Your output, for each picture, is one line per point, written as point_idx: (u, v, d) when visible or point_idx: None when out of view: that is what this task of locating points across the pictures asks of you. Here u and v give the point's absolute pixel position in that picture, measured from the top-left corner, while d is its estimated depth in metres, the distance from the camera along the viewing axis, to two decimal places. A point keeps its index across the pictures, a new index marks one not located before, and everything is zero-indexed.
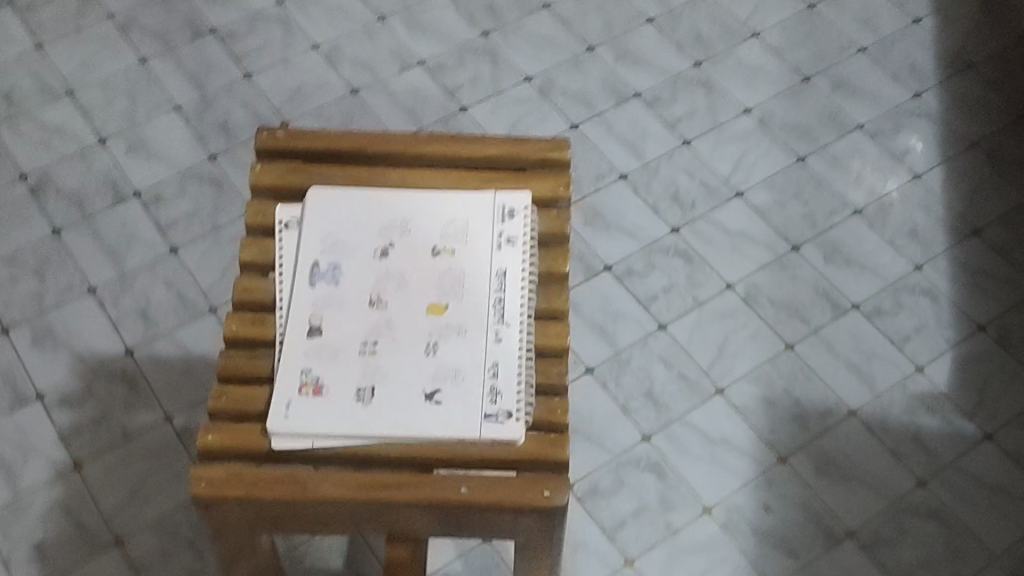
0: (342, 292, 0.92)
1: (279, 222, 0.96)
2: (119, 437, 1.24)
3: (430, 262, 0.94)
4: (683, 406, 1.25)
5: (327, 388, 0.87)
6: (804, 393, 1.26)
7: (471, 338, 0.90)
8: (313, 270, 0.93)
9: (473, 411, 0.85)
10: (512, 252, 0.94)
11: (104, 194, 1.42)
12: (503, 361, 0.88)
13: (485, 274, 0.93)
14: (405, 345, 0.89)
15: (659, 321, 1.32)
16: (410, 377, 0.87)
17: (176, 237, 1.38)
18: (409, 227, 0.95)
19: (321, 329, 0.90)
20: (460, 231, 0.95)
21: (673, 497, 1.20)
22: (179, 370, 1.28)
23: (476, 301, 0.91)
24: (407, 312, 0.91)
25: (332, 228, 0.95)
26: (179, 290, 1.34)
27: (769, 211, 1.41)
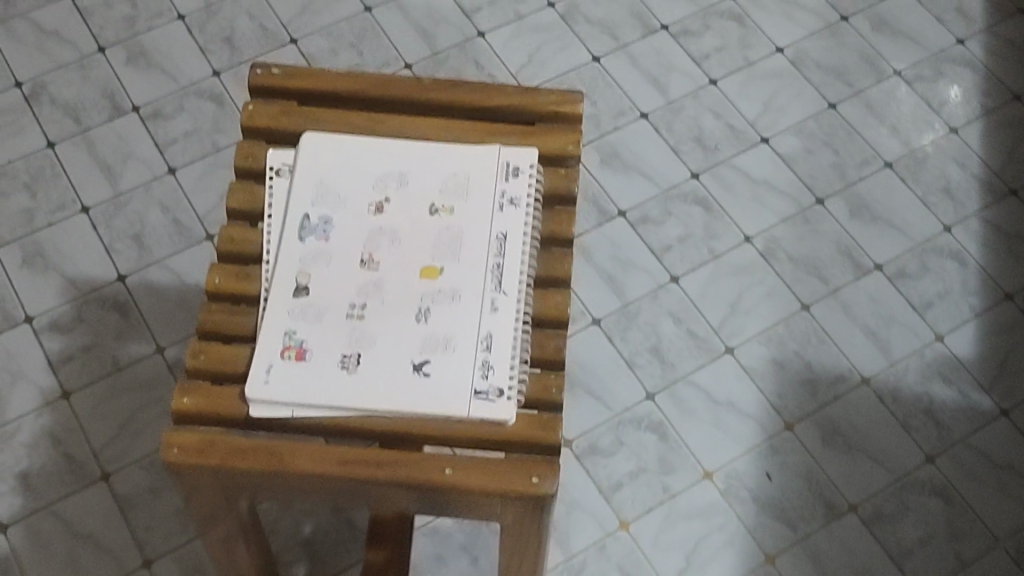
0: (334, 247, 0.87)
1: (270, 168, 0.91)
2: (108, 367, 1.20)
3: (427, 221, 0.88)
4: (690, 365, 1.21)
5: (311, 352, 0.82)
6: (817, 356, 1.22)
7: (468, 304, 0.84)
8: (303, 223, 0.88)
9: (465, 388, 0.80)
10: (515, 214, 0.88)
11: (101, 107, 1.36)
12: (498, 335, 0.83)
13: (484, 237, 0.87)
14: (397, 309, 0.84)
15: (671, 274, 1.27)
16: (399, 346, 0.82)
17: (175, 158, 1.33)
18: (407, 180, 0.90)
19: (308, 288, 0.85)
20: (460, 188, 0.89)
21: (674, 459, 1.16)
22: (174, 301, 1.24)
23: (474, 266, 0.86)
24: (401, 275, 0.86)
25: (325, 179, 0.90)
26: (176, 215, 1.30)
27: (795, 159, 1.35)
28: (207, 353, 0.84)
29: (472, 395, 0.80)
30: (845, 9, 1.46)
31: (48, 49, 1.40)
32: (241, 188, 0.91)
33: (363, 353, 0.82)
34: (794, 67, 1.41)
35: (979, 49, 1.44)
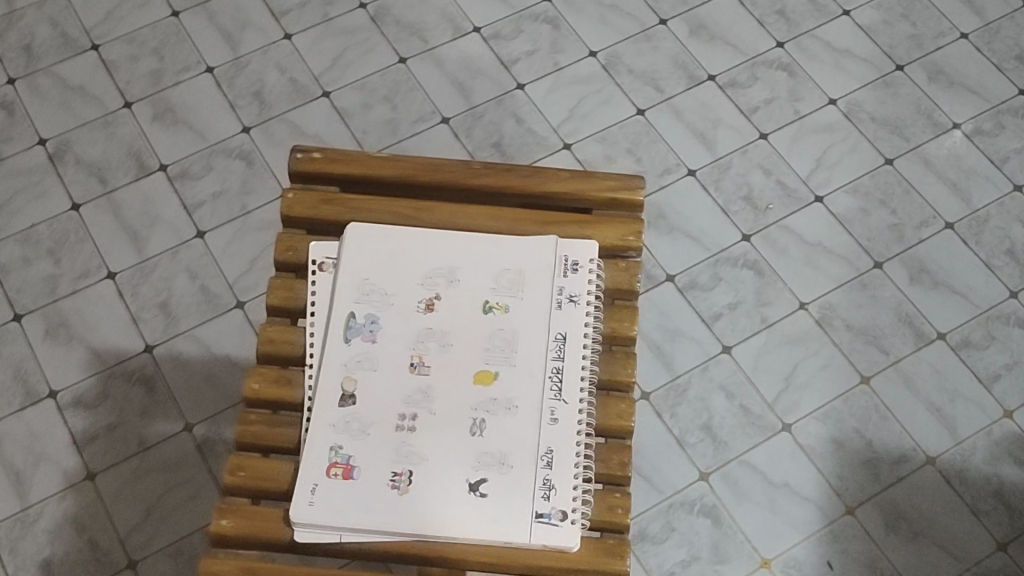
0: (381, 352, 0.81)
1: (311, 262, 0.85)
2: (134, 447, 1.15)
3: (481, 322, 0.83)
4: (744, 444, 1.15)
5: (359, 470, 0.76)
6: (878, 433, 1.16)
7: (526, 417, 0.79)
8: (348, 324, 0.82)
9: (525, 512, 0.75)
10: (574, 314, 0.83)
11: (126, 167, 1.31)
12: (559, 450, 0.78)
13: (541, 341, 0.82)
14: (450, 422, 0.78)
15: (722, 343, 1.21)
16: (453, 463, 0.77)
17: (203, 221, 1.28)
18: (457, 278, 0.84)
19: (355, 396, 0.79)
20: (515, 286, 0.84)
21: (728, 546, 1.10)
22: (202, 374, 1.19)
23: (531, 372, 0.80)
24: (454, 383, 0.80)
25: (371, 277, 0.84)
26: (204, 282, 1.24)
27: (850, 219, 1.29)
28: (248, 467, 0.79)
29: (534, 521, 0.75)
30: (900, 57, 1.40)
31: (72, 105, 1.35)
32: (281, 282, 0.86)
33: (415, 471, 0.76)
34: (847, 120, 1.35)
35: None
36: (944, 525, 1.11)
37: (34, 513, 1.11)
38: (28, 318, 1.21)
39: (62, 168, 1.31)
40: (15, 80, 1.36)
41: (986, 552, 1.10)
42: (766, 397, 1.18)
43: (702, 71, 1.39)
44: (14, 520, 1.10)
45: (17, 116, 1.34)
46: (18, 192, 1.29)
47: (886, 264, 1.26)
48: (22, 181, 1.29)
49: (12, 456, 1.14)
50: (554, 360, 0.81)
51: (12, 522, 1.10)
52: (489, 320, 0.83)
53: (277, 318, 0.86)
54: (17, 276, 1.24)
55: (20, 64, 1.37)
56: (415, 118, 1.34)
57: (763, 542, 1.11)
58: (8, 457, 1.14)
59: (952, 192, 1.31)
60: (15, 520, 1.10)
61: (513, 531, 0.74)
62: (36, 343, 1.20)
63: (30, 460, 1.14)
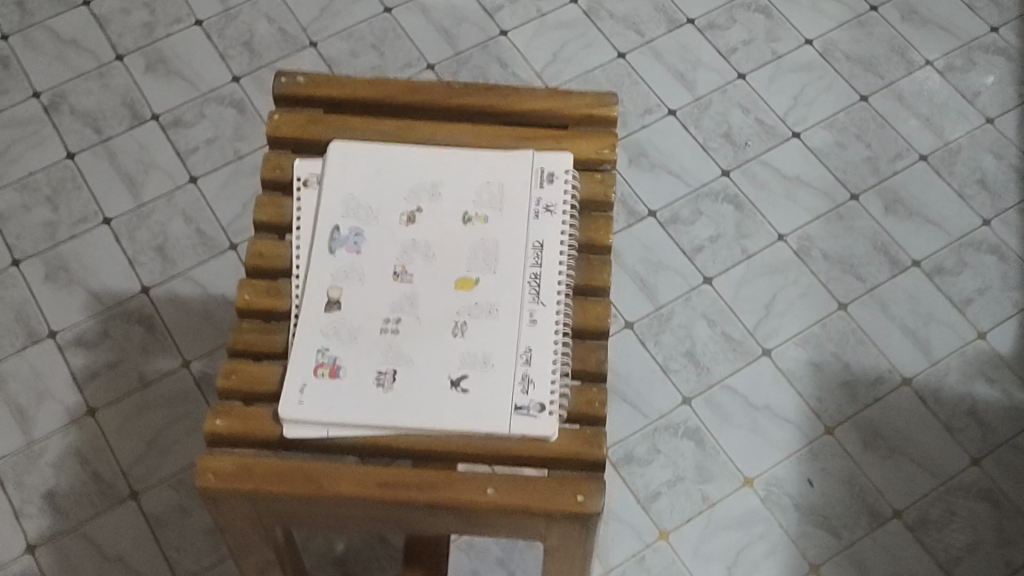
0: (366, 261, 0.85)
1: (297, 179, 0.89)
2: (134, 383, 1.18)
3: (462, 232, 0.86)
4: (725, 368, 1.19)
5: (345, 369, 0.80)
6: (856, 357, 1.20)
7: (505, 319, 0.82)
8: (333, 236, 0.86)
9: (505, 405, 0.78)
10: (551, 222, 0.86)
11: (121, 116, 1.34)
12: (537, 349, 0.81)
13: (520, 248, 0.85)
14: (434, 324, 0.82)
15: (703, 275, 1.24)
16: (436, 362, 0.80)
17: (197, 166, 1.31)
18: (439, 191, 0.88)
19: (341, 302, 0.83)
20: (494, 198, 0.87)
21: (712, 466, 1.14)
22: (198, 313, 1.22)
23: (509, 278, 0.84)
24: (436, 289, 0.84)
25: (356, 191, 0.88)
26: (199, 225, 1.27)
27: (827, 154, 1.32)
28: (240, 371, 0.82)
29: (513, 412, 0.78)
30: None
31: (66, 59, 1.38)
32: (271, 201, 0.89)
33: (399, 370, 0.80)
34: (823, 60, 1.38)
35: (1012, 37, 1.41)
36: (920, 443, 1.15)
37: (38, 447, 1.14)
38: (27, 262, 1.25)
39: (58, 118, 1.34)
40: (10, 35, 1.39)
41: (960, 467, 1.13)
42: (746, 325, 1.21)
43: (681, 15, 1.42)
44: (19, 455, 1.14)
45: (12, 69, 1.37)
46: (15, 143, 1.32)
47: (863, 196, 1.29)
48: (20, 132, 1.32)
49: (15, 392, 1.17)
50: (533, 265, 0.84)
51: (18, 456, 1.14)
52: (469, 230, 0.86)
53: (267, 234, 0.89)
54: (16, 222, 1.27)
55: (14, 20, 1.41)
56: (402, 64, 1.38)
57: (746, 459, 1.14)
58: (11, 394, 1.17)
59: (927, 127, 1.34)
60: (21, 454, 1.14)
61: (493, 421, 0.77)
62: (36, 285, 1.23)
63: (32, 396, 1.17)
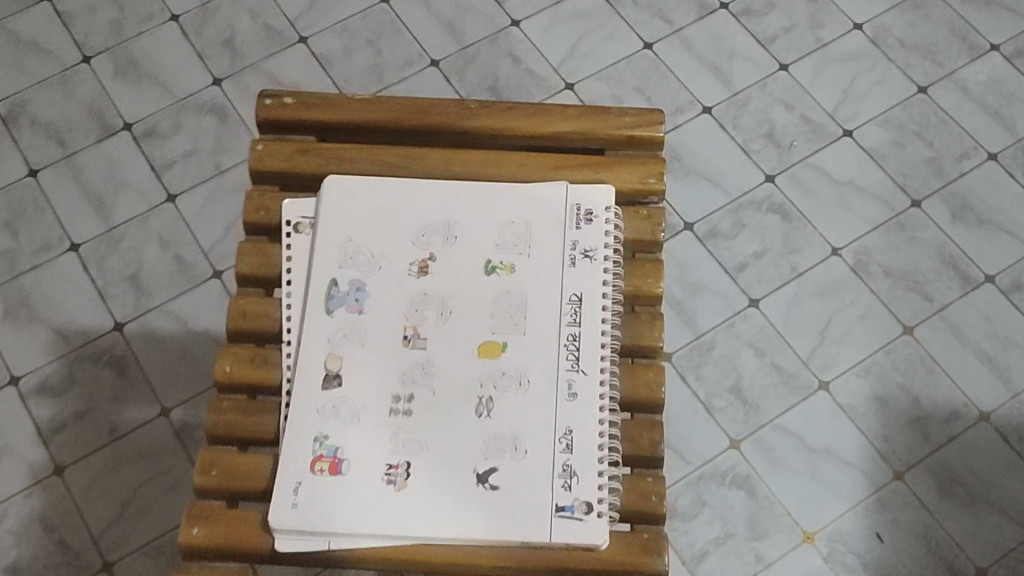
0: (369, 324, 0.70)
1: (285, 223, 0.74)
2: (106, 436, 1.04)
3: (484, 284, 0.72)
4: (777, 406, 1.05)
5: (348, 463, 0.66)
6: (926, 388, 1.06)
7: (540, 394, 0.68)
8: (330, 293, 0.71)
9: (543, 506, 0.64)
10: (591, 271, 0.72)
11: (89, 128, 1.19)
12: (580, 430, 0.67)
13: (554, 303, 0.71)
14: (454, 402, 0.68)
15: (749, 297, 1.09)
16: (458, 451, 0.66)
17: (174, 183, 1.16)
18: (455, 234, 0.73)
19: (340, 376, 0.69)
20: (521, 242, 0.73)
21: (766, 521, 1.00)
22: (178, 352, 1.08)
23: (542, 342, 0.70)
24: (456, 357, 0.69)
25: (355, 236, 0.73)
26: (178, 250, 1.13)
27: (883, 154, 1.17)
28: (219, 462, 0.68)
29: (553, 513, 0.64)
30: None
31: (25, 63, 1.23)
32: (253, 246, 0.74)
33: (413, 463, 0.66)
34: (874, 47, 1.23)
35: None
36: (1004, 489, 1.01)
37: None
38: None
39: (17, 131, 1.19)
40: None
41: None
42: (799, 354, 1.07)
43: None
44: None
45: None
46: None
47: (926, 203, 1.14)
48: None
49: None
50: (571, 325, 0.70)
51: None
52: (493, 282, 0.72)
53: (250, 288, 0.74)
54: None
55: None
56: (403, 62, 1.23)
57: (806, 511, 1.00)
58: None
59: (994, 122, 1.19)
60: None
61: (528, 528, 0.64)
62: None
63: None
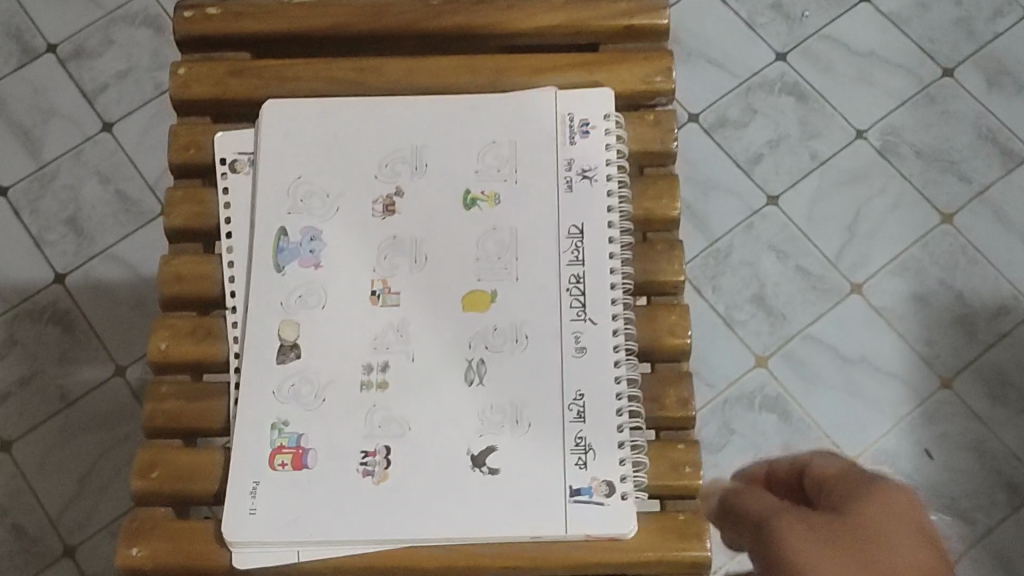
0: (329, 280, 0.58)
1: (219, 162, 0.61)
2: (55, 402, 0.93)
3: (465, 221, 0.59)
4: (806, 314, 0.93)
5: (314, 454, 0.55)
6: (970, 282, 0.94)
7: (542, 352, 0.56)
8: (279, 246, 0.59)
9: (554, 490, 0.54)
10: (592, 195, 0.59)
11: (7, 52, 1.04)
12: (592, 393, 0.55)
13: (550, 239, 0.58)
14: (439, 369, 0.56)
15: (767, 193, 0.97)
16: (447, 430, 0.55)
17: (109, 109, 1.02)
18: (425, 162, 0.61)
19: (299, 347, 0.57)
20: (505, 165, 0.60)
21: (802, 445, 0.89)
22: (129, 302, 0.96)
23: (540, 287, 0.58)
24: (437, 313, 0.58)
25: (305, 173, 0.61)
26: (120, 186, 0.99)
27: (907, 17, 1.03)
28: (162, 462, 0.57)
29: (567, 498, 0.53)
30: None
31: None
32: (186, 193, 0.62)
33: (394, 448, 0.55)
34: None
35: None
36: None
37: None
38: None
39: None
40: None
41: None
42: (826, 253, 0.95)
43: None
44: None
45: None
46: None
47: (957, 71, 1.01)
48: None
49: None
50: (573, 263, 0.58)
51: None
52: (474, 217, 0.59)
53: (186, 244, 0.62)
54: None
55: None
56: None
57: (845, 431, 0.90)
58: None
59: None
60: None
61: (536, 519, 0.53)
62: None
63: None
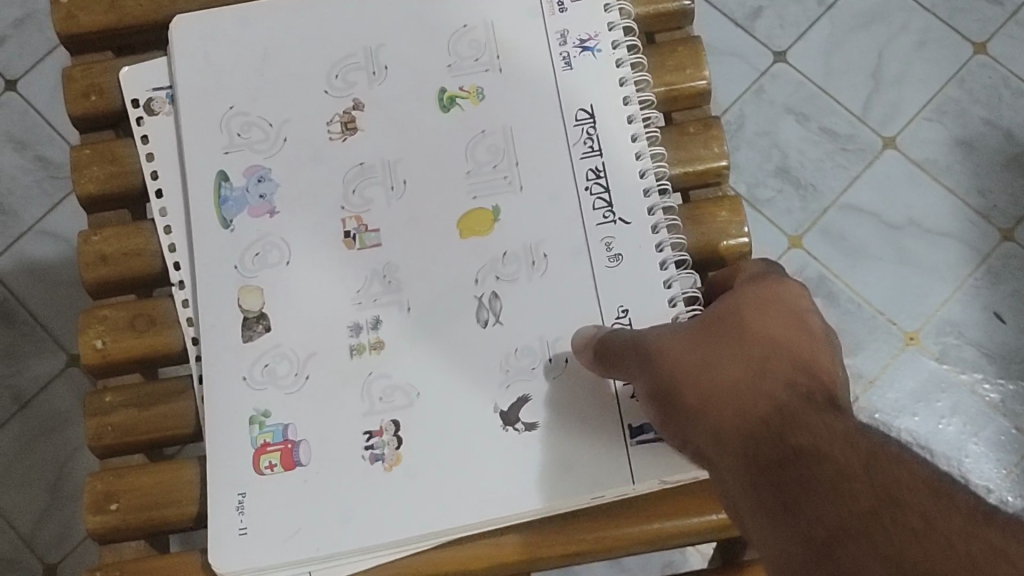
0: (289, 227, 0.46)
1: (132, 104, 0.48)
2: (10, 405, 0.82)
3: (443, 128, 0.46)
4: (838, 180, 0.82)
5: (306, 444, 0.43)
6: (1017, 118, 0.83)
7: (568, 274, 0.44)
8: (221, 195, 0.46)
9: (610, 436, 0.42)
10: (599, 69, 0.46)
11: None
12: (640, 311, 0.43)
13: (552, 133, 0.45)
14: (443, 315, 0.44)
15: (773, 49, 0.85)
16: (465, 386, 0.43)
17: (8, 64, 0.88)
18: (383, 64, 0.47)
19: (267, 317, 0.45)
20: (483, 52, 0.47)
21: (855, 329, 0.79)
22: (73, 282, 0.83)
23: (551, 197, 0.45)
24: (427, 246, 0.45)
25: (238, 102, 0.47)
26: (40, 151, 0.87)
27: None
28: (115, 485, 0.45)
29: (629, 441, 0.42)
30: None
31: None
32: (97, 149, 0.49)
33: (405, 420, 0.43)
34: None
35: None
36: None
37: None
38: None
39: None
40: None
41: None
42: (850, 108, 0.83)
43: None
44: None
45: None
46: None
47: None
48: None
49: None
50: (592, 160, 0.45)
51: None
52: (456, 124, 0.46)
53: (108, 212, 0.50)
54: None
55: None
56: None
57: (902, 307, 0.79)
58: None
59: None
60: None
61: (596, 480, 0.42)
62: None
63: None
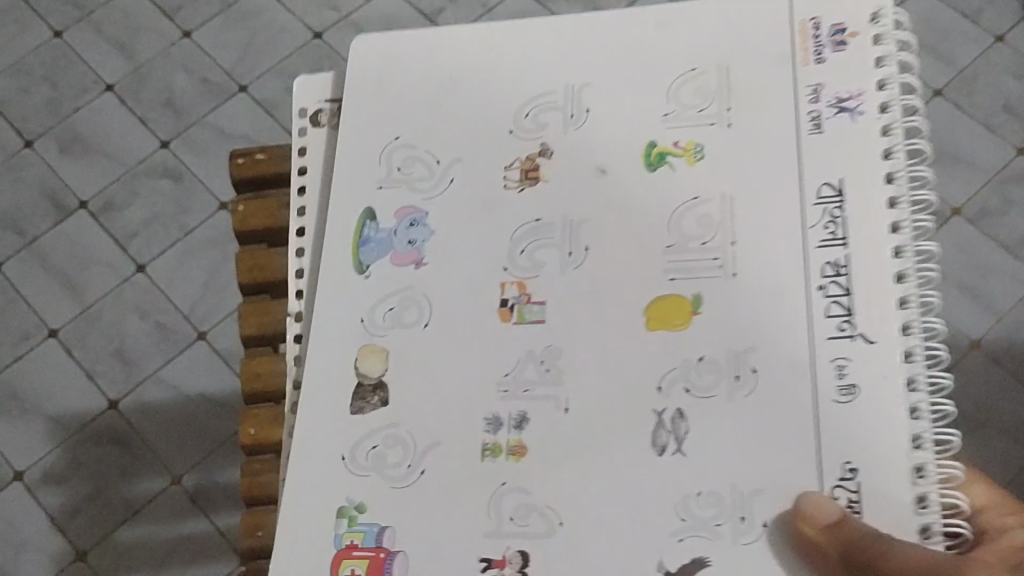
0: (438, 287, 0.52)
1: (301, 112, 0.60)
2: (123, 512, 1.04)
3: (643, 183, 0.51)
4: None
5: (397, 557, 0.47)
6: None
7: (789, 391, 0.45)
8: (362, 236, 0.55)
9: None
10: (857, 128, 0.48)
11: (46, 213, 1.17)
12: (861, 466, 0.43)
13: (801, 209, 0.47)
14: (612, 431, 0.47)
15: None
16: (623, 538, 0.45)
17: (142, 252, 1.15)
18: (586, 107, 0.54)
19: (378, 394, 0.51)
20: (715, 104, 0.51)
21: None
22: (181, 420, 1.08)
23: (777, 290, 0.46)
24: (611, 344, 0.48)
25: (401, 134, 0.57)
26: (159, 318, 1.12)
27: None
28: None
29: None
30: None
31: None
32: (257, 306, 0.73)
33: (531, 553, 0.46)
34: None
35: None
36: None
37: None
38: None
39: None
40: None
41: None
42: None
43: None
44: None
45: None
46: None
47: None
48: None
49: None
50: (816, 246, 0.46)
51: None
52: (659, 178, 0.51)
53: None
54: None
55: None
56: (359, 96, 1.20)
57: None
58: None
59: None
60: None
61: None
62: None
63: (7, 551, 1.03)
